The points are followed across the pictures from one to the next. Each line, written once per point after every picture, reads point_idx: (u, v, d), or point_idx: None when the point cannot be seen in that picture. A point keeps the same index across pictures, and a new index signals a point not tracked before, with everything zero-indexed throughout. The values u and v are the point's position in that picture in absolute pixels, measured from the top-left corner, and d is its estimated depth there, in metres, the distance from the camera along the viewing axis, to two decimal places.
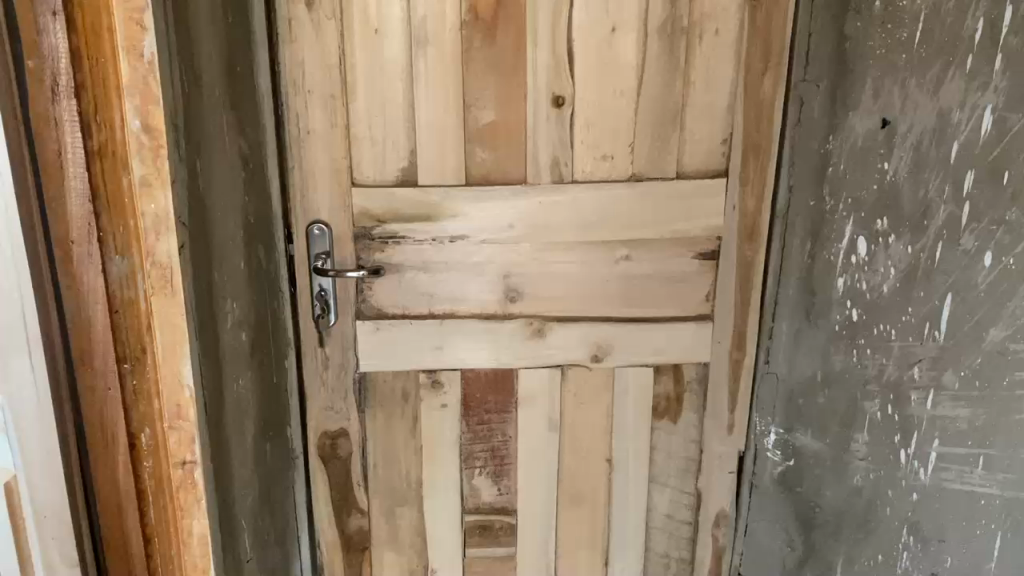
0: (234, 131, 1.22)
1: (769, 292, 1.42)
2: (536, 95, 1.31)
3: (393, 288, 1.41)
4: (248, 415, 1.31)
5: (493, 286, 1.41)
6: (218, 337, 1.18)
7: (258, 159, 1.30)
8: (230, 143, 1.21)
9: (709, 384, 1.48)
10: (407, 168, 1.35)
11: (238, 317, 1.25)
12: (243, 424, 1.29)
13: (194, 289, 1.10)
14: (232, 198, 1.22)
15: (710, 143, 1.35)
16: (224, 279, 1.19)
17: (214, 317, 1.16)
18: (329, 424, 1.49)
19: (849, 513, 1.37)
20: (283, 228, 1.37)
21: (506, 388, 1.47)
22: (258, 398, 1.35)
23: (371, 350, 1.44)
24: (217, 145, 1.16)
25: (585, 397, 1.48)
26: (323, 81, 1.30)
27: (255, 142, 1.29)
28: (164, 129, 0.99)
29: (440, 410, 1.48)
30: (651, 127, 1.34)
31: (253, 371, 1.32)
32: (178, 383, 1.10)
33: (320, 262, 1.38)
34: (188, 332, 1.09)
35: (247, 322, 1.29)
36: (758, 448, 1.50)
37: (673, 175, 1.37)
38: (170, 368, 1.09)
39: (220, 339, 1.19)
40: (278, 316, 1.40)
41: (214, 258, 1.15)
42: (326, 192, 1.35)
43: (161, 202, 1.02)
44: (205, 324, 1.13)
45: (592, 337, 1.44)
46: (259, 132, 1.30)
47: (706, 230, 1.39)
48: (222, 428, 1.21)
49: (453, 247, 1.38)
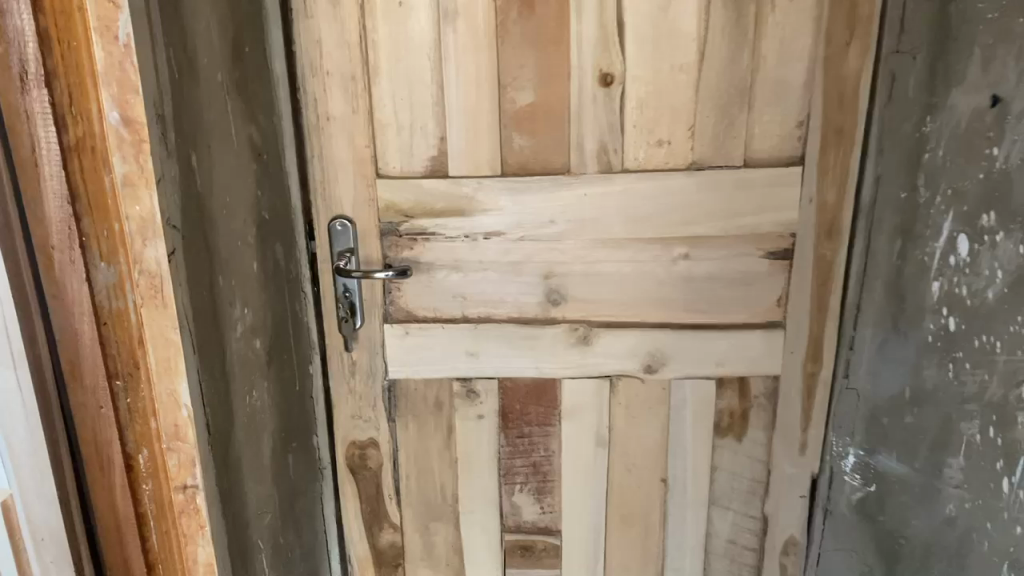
0: (242, 119, 1.10)
1: (849, 299, 1.24)
2: (581, 73, 1.15)
3: (424, 290, 1.28)
4: (266, 429, 1.21)
5: (535, 288, 1.28)
6: (224, 347, 1.07)
7: (273, 148, 1.18)
8: (239, 133, 1.09)
9: (778, 398, 1.31)
10: (437, 157, 1.21)
11: (249, 324, 1.14)
12: (259, 439, 1.19)
13: (193, 298, 0.99)
14: (241, 193, 1.10)
15: (783, 125, 1.17)
16: (233, 284, 1.09)
17: (218, 326, 1.05)
18: (358, 434, 1.38)
19: (940, 544, 1.13)
20: (305, 223, 1.26)
21: (548, 398, 1.34)
22: (277, 408, 1.24)
23: (401, 357, 1.32)
24: (218, 134, 1.04)
25: (636, 411, 1.33)
26: (343, 61, 1.17)
27: (269, 129, 1.17)
28: (145, 122, 0.87)
29: (477, 421, 1.36)
30: (714, 109, 1.16)
31: (272, 380, 1.22)
32: (174, 404, 1.00)
33: (342, 262, 1.26)
34: (183, 344, 0.98)
35: (262, 328, 1.18)
36: (835, 470, 1.33)
37: (740, 163, 1.19)
38: (166, 385, 0.98)
39: (227, 351, 1.08)
40: (301, 318, 1.29)
41: (216, 261, 1.04)
42: (349, 185, 1.23)
43: (147, 204, 0.90)
44: (206, 336, 1.02)
45: (644, 346, 1.29)
46: (275, 119, 1.18)
47: (777, 226, 1.21)
48: (231, 446, 1.11)
49: (489, 245, 1.25)
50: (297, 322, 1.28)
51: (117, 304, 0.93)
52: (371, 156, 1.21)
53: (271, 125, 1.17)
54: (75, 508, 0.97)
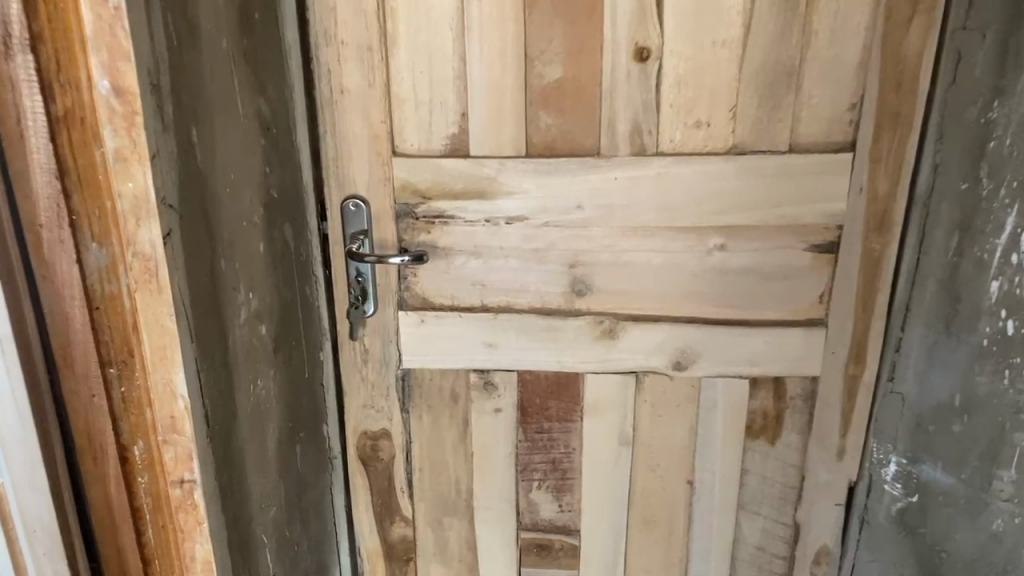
0: (250, 91, 1.02)
1: (898, 298, 1.15)
2: (615, 47, 1.07)
3: (442, 276, 1.21)
4: (272, 419, 1.15)
5: (558, 277, 1.20)
6: (225, 334, 1.01)
7: (283, 123, 1.11)
8: (247, 106, 1.02)
9: (817, 401, 1.23)
10: (458, 136, 1.14)
11: (255, 309, 1.08)
12: (264, 430, 1.13)
13: (192, 283, 0.92)
14: (247, 169, 1.03)
15: (834, 108, 1.07)
16: (237, 266, 1.02)
17: (220, 312, 0.99)
18: (369, 424, 1.31)
19: (982, 560, 1.07)
20: (317, 202, 1.19)
21: (570, 394, 1.26)
22: (284, 397, 1.18)
23: (415, 345, 1.25)
24: (222, 108, 0.96)
25: (663, 410, 1.25)
26: (359, 30, 1.09)
27: (279, 102, 1.10)
28: (137, 93, 0.79)
29: (494, 415, 1.29)
30: (759, 88, 1.07)
31: (279, 368, 1.16)
32: (171, 395, 0.92)
33: (354, 245, 1.19)
34: (180, 332, 0.90)
35: (269, 313, 1.11)
36: (874, 479, 1.24)
37: (785, 148, 1.10)
38: (162, 376, 0.91)
39: (229, 338, 1.01)
40: (311, 302, 1.23)
41: (218, 243, 0.97)
42: (363, 163, 1.15)
43: (140, 181, 0.82)
44: (207, 323, 0.96)
45: (674, 342, 1.21)
46: (285, 91, 1.10)
47: (823, 217, 1.12)
48: (233, 438, 1.04)
49: (511, 231, 1.17)
50: (307, 306, 1.22)
51: (109, 287, 0.88)
52: (388, 133, 1.14)
53: (281, 97, 1.10)
54: (70, 501, 0.93)
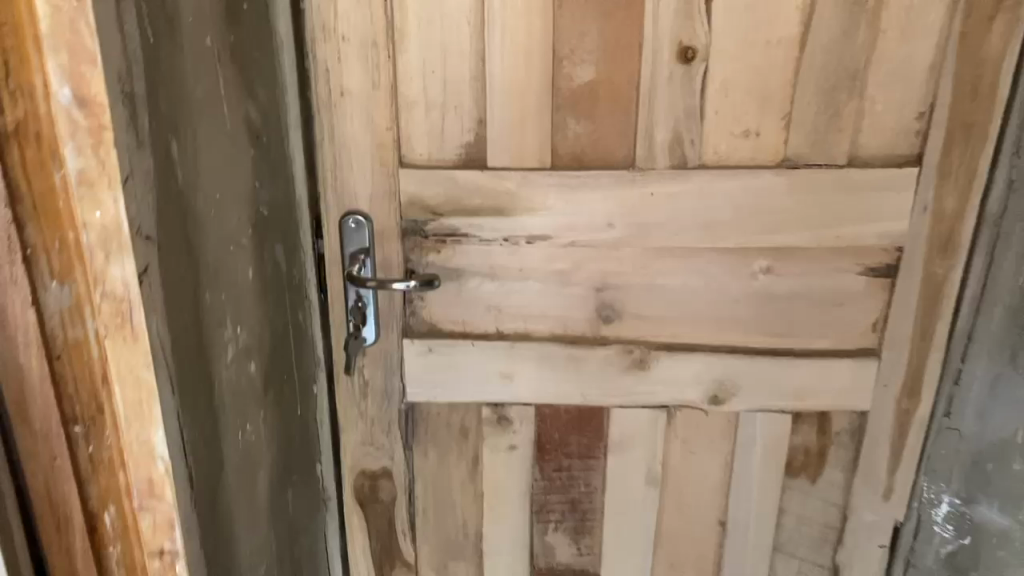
0: (237, 95, 0.88)
1: (959, 326, 1.04)
2: (657, 46, 0.94)
3: (453, 300, 1.08)
4: (261, 466, 1.01)
5: (584, 303, 1.07)
6: (211, 378, 0.86)
7: (273, 130, 0.97)
8: (234, 113, 0.88)
9: (864, 436, 1.12)
10: (474, 144, 1.00)
11: (243, 344, 0.94)
12: (253, 481, 0.99)
13: (173, 324, 0.78)
14: (234, 185, 0.89)
15: (899, 117, 0.96)
16: (223, 299, 0.88)
17: (205, 354, 0.85)
18: (368, 462, 1.18)
19: None
20: (313, 216, 1.05)
21: (593, 429, 1.14)
22: (275, 439, 1.04)
23: (421, 377, 1.12)
24: (207, 116, 0.82)
25: (696, 446, 1.14)
26: (362, 23, 0.94)
27: (270, 105, 0.95)
28: (105, 103, 0.65)
29: (508, 452, 1.17)
30: (817, 94, 0.95)
31: (270, 407, 1.02)
32: (149, 455, 0.78)
33: (356, 264, 1.04)
34: (158, 382, 0.76)
35: (258, 347, 0.98)
36: (923, 520, 1.15)
37: (843, 162, 0.98)
38: (138, 435, 0.77)
39: (216, 382, 0.88)
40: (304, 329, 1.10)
41: (202, 273, 0.83)
42: (365, 175, 1.01)
43: (111, 208, 0.68)
44: (190, 369, 0.82)
45: (711, 374, 1.09)
46: (275, 94, 0.96)
47: (882, 238, 1.01)
48: (220, 495, 0.91)
49: (532, 251, 1.04)
50: (299, 335, 1.08)
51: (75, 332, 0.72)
52: (394, 141, 1.00)
53: (270, 101, 0.96)
54: None
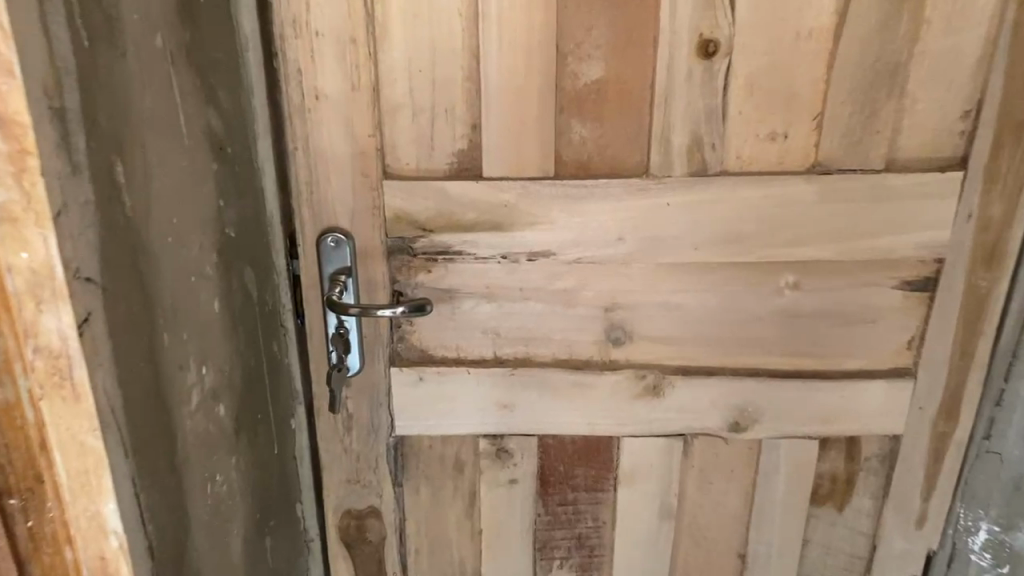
0: (196, 102, 0.76)
1: (1003, 342, 0.95)
2: (674, 39, 0.83)
3: (446, 325, 0.97)
4: (234, 518, 0.90)
5: (591, 324, 0.97)
6: (172, 431, 0.75)
7: (238, 139, 0.85)
8: (192, 124, 0.76)
9: (896, 461, 1.03)
10: (467, 152, 0.89)
11: (209, 387, 0.82)
12: (225, 537, 0.88)
13: (126, 378, 0.66)
14: (192, 206, 0.77)
15: (942, 116, 0.86)
16: (185, 339, 0.76)
17: (164, 405, 0.73)
18: (354, 501, 1.07)
19: None
20: (286, 234, 0.93)
21: (601, 460, 1.04)
22: (250, 488, 0.93)
23: (411, 409, 1.01)
24: (158, 130, 0.70)
25: (713, 475, 1.04)
26: (337, 16, 0.82)
27: (233, 111, 0.83)
28: (27, 124, 0.52)
29: (508, 487, 1.06)
30: (852, 92, 0.85)
31: (243, 452, 0.91)
32: (99, 531, 0.66)
33: (337, 288, 0.93)
34: (108, 448, 0.64)
35: (228, 387, 0.86)
36: (958, 547, 1.06)
37: (881, 168, 0.88)
38: (86, 508, 0.65)
39: (178, 437, 0.76)
40: (279, 360, 0.98)
41: (158, 313, 0.71)
42: (344, 188, 0.90)
43: (41, 249, 0.56)
44: (148, 426, 0.70)
45: (731, 399, 0.99)
46: (239, 98, 0.84)
47: (921, 250, 0.91)
48: (187, 561, 0.79)
49: (533, 269, 0.93)
50: (274, 367, 0.97)
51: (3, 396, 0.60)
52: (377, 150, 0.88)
53: (234, 107, 0.84)
54: None
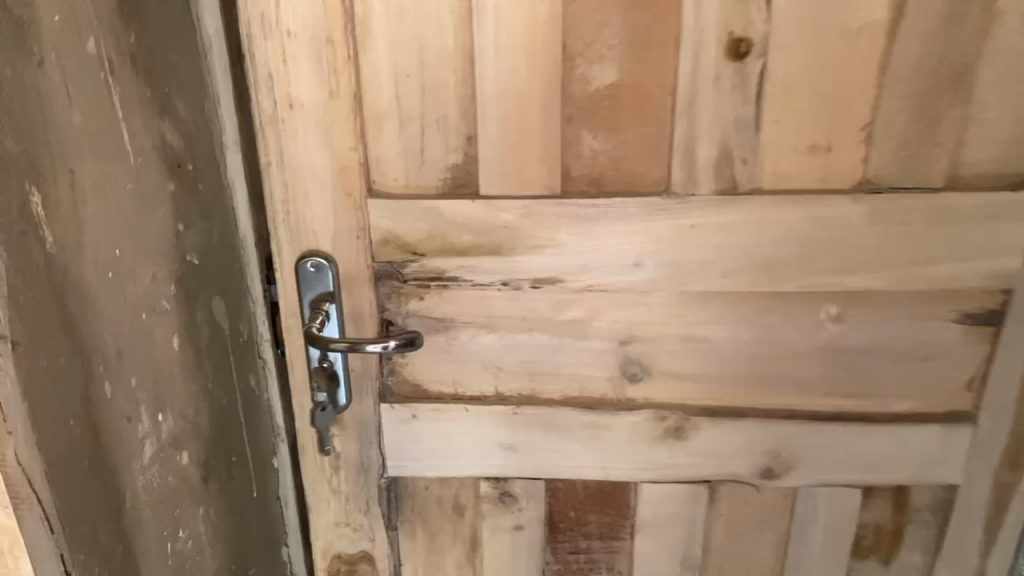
0: (144, 114, 0.66)
1: None
2: (700, 38, 0.71)
3: (441, 358, 0.87)
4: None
5: (604, 359, 0.86)
6: (116, 492, 0.65)
7: (201, 154, 0.75)
8: (139, 140, 0.66)
9: (951, 513, 0.91)
10: (462, 166, 0.78)
11: (167, 436, 0.72)
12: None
13: (50, 442, 0.57)
14: (140, 233, 0.67)
15: (1015, 125, 0.73)
16: (133, 385, 0.67)
17: (105, 465, 0.64)
18: (345, 546, 0.97)
19: None
20: (262, 257, 0.84)
21: (616, 505, 0.94)
22: (224, 540, 0.84)
23: (405, 449, 0.91)
24: (92, 151, 0.60)
25: (742, 524, 0.93)
26: (312, 13, 0.72)
27: (194, 123, 0.73)
28: None
29: (513, 533, 0.96)
30: (909, 97, 0.72)
31: (214, 502, 0.81)
32: None
33: (320, 321, 0.82)
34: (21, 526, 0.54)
35: (192, 432, 0.77)
36: None
37: (941, 185, 0.76)
38: None
39: (127, 498, 0.67)
40: (257, 395, 0.88)
41: (95, 361, 0.62)
42: (324, 208, 0.79)
43: None
44: (83, 491, 0.61)
45: (763, 443, 0.88)
46: (202, 106, 0.74)
47: (986, 279, 0.79)
48: None
49: (539, 297, 0.83)
50: (250, 403, 0.87)
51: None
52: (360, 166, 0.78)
53: (195, 117, 0.74)
54: None
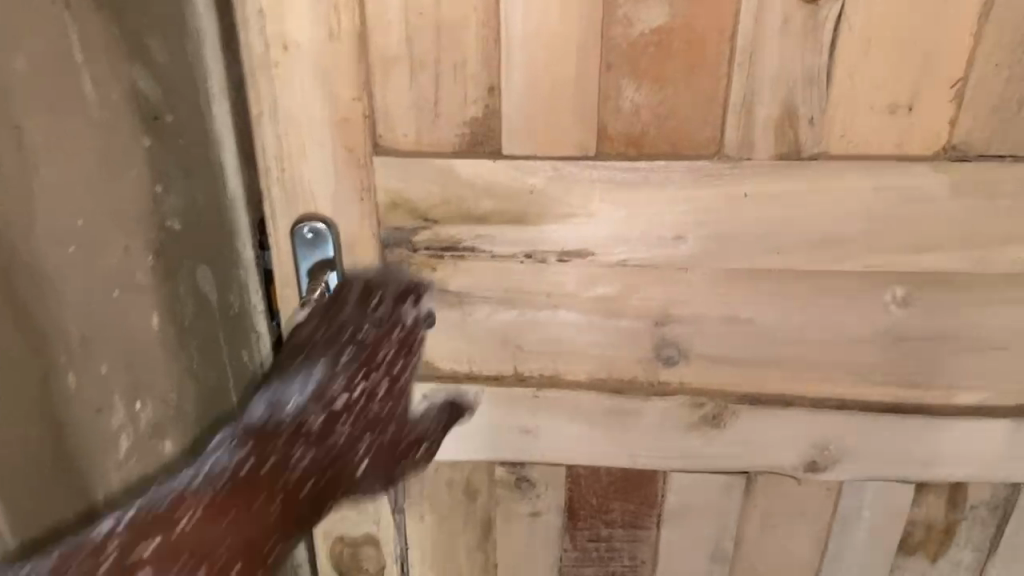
0: (109, 70, 0.58)
1: None
2: None
3: (455, 335, 0.78)
4: None
5: (637, 339, 0.77)
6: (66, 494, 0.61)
7: (181, 107, 0.65)
8: (106, 92, 0.59)
9: (1010, 512, 0.83)
10: (482, 122, 0.68)
11: (144, 424, 0.68)
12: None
13: None
14: (106, 200, 0.60)
15: None
16: (101, 371, 0.62)
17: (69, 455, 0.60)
18: (348, 528, 0.89)
19: None
20: (253, 220, 0.74)
21: (642, 494, 0.86)
22: None
23: None
24: (46, 107, 0.54)
25: (780, 517, 0.86)
26: None
27: (179, 66, 0.64)
28: None
29: (529, 519, 0.89)
30: (1011, 51, 0.61)
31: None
32: None
33: (319, 291, 0.74)
34: None
35: (174, 416, 0.71)
36: None
37: None
38: None
39: (98, 494, 0.64)
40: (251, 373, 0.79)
41: (54, 345, 0.57)
42: (323, 166, 0.69)
43: None
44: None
45: (809, 434, 0.79)
46: (182, 53, 0.64)
47: None
48: None
49: (565, 271, 0.73)
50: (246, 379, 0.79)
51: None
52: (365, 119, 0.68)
53: (172, 62, 0.63)
54: None
